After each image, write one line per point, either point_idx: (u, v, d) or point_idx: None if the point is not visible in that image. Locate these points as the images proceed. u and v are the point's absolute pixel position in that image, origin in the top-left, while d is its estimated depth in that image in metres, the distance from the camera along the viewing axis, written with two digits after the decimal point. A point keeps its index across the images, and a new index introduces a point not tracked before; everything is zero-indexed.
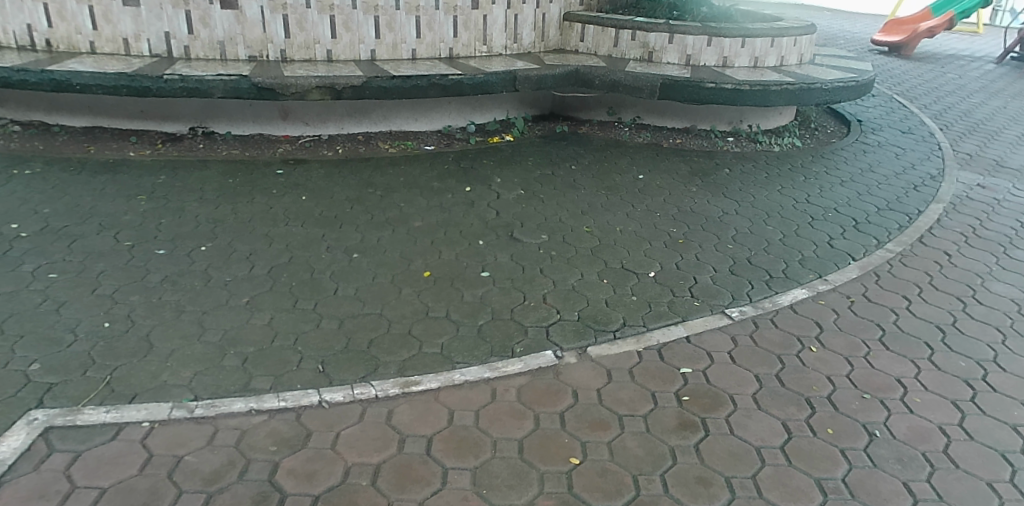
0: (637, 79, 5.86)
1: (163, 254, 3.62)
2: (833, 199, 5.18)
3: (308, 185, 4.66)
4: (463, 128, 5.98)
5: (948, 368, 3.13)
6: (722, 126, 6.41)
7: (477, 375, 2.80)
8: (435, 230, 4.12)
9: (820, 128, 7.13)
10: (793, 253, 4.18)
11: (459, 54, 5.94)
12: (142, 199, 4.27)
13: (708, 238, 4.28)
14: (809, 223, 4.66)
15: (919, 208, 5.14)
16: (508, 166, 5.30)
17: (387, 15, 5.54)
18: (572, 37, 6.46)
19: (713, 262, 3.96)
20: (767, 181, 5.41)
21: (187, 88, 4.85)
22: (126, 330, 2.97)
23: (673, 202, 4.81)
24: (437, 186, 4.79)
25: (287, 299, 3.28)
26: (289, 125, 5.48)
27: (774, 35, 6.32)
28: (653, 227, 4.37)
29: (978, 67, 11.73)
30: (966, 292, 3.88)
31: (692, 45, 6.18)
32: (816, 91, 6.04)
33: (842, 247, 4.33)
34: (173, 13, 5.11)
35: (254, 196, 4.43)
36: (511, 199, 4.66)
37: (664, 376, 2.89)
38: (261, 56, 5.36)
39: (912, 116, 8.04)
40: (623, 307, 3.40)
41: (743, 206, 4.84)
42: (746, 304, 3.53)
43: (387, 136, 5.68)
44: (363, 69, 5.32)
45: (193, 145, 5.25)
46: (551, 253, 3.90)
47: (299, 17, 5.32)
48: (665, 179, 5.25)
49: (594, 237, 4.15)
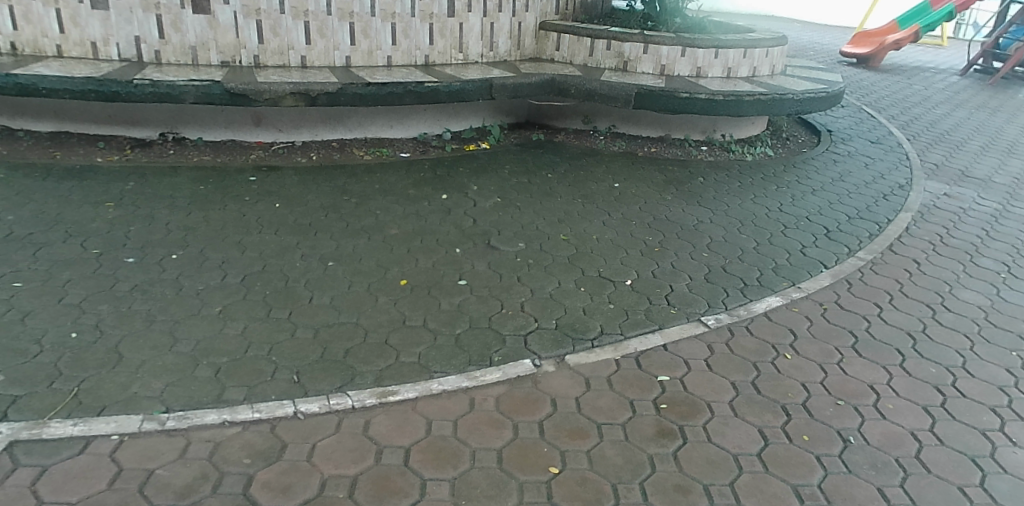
0: (612, 89, 5.90)
1: (132, 262, 3.53)
2: (804, 208, 5.27)
3: (282, 192, 4.60)
4: (438, 136, 5.97)
5: (918, 374, 3.20)
6: (696, 135, 6.50)
7: (455, 384, 2.78)
8: (411, 238, 4.09)
9: (791, 138, 7.26)
10: (767, 261, 4.24)
11: (435, 61, 5.93)
12: (110, 206, 4.17)
13: (684, 246, 4.33)
14: (782, 232, 4.74)
15: (888, 217, 5.26)
16: (484, 174, 5.30)
17: (362, 22, 5.51)
18: (548, 46, 6.50)
19: (689, 270, 3.99)
20: (740, 190, 5.49)
21: (157, 93, 4.75)
22: (94, 340, 2.88)
23: (649, 211, 4.85)
24: (414, 193, 4.77)
25: (262, 308, 3.22)
26: (262, 131, 5.41)
27: (746, 46, 6.43)
28: (630, 236, 4.40)
29: (943, 79, 12.07)
30: (935, 299, 3.97)
31: (666, 55, 6.26)
32: (787, 102, 6.16)
33: (814, 256, 4.41)
34: (143, 17, 5.02)
35: (226, 203, 4.36)
36: (488, 207, 4.65)
37: (642, 384, 2.90)
38: (234, 62, 5.29)
39: (880, 127, 8.24)
40: (601, 315, 3.41)
41: (717, 214, 4.91)
42: (722, 312, 3.57)
43: (362, 143, 5.64)
44: (338, 75, 5.28)
45: (163, 151, 5.16)
46: (528, 262, 3.90)
47: (273, 23, 5.26)
48: (641, 187, 5.30)
49: (572, 245, 4.16)
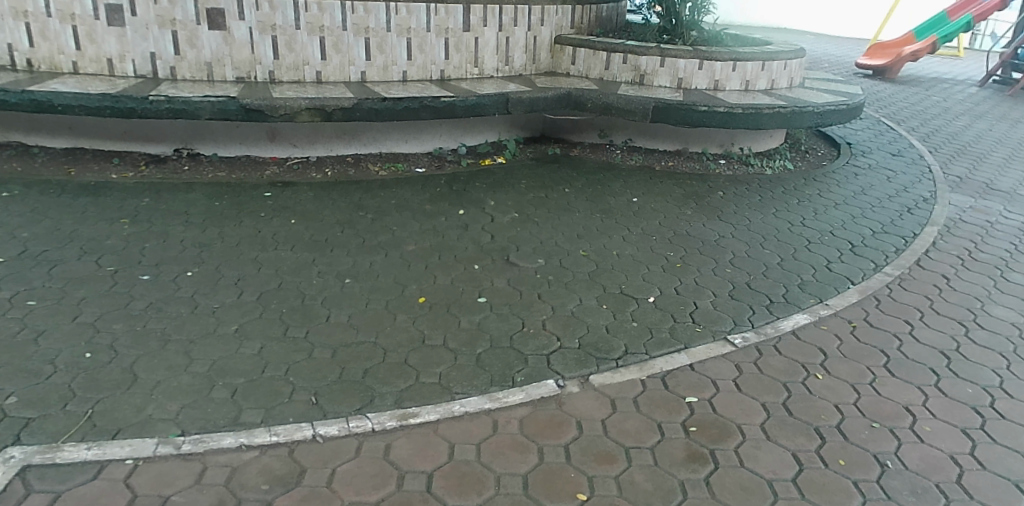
0: (629, 102, 5.85)
1: (147, 280, 3.49)
2: (828, 222, 5.18)
3: (298, 208, 4.56)
4: (454, 150, 5.94)
5: (955, 395, 3.08)
6: (713, 149, 6.45)
7: (477, 406, 2.70)
8: (429, 254, 4.03)
9: (810, 151, 7.17)
10: (793, 278, 4.13)
11: (450, 76, 5.91)
12: (126, 222, 4.14)
13: (706, 261, 4.23)
14: (806, 247, 4.64)
15: (914, 231, 5.16)
16: (502, 188, 5.24)
17: (378, 37, 5.51)
18: (564, 60, 6.47)
19: (713, 287, 3.89)
20: (761, 204, 5.40)
21: (173, 109, 4.72)
22: (108, 361, 2.83)
23: (669, 225, 4.77)
24: (430, 209, 4.72)
25: (278, 327, 3.16)
26: (277, 146, 5.41)
27: (764, 59, 6.39)
28: (651, 251, 4.31)
29: (961, 91, 11.98)
30: (967, 316, 3.86)
31: (684, 69, 6.22)
32: (807, 115, 6.09)
33: (840, 271, 4.31)
34: (159, 33, 5.03)
35: (242, 219, 4.32)
36: (505, 222, 4.59)
37: (669, 405, 2.80)
38: (249, 77, 5.28)
39: (899, 139, 8.15)
40: (624, 334, 3.31)
41: (739, 229, 4.81)
42: (748, 330, 3.47)
43: (378, 158, 5.62)
44: (353, 90, 5.26)
45: (178, 167, 5.16)
46: (548, 278, 3.82)
47: (288, 38, 5.26)
48: (661, 202, 5.22)
49: (591, 261, 4.08)
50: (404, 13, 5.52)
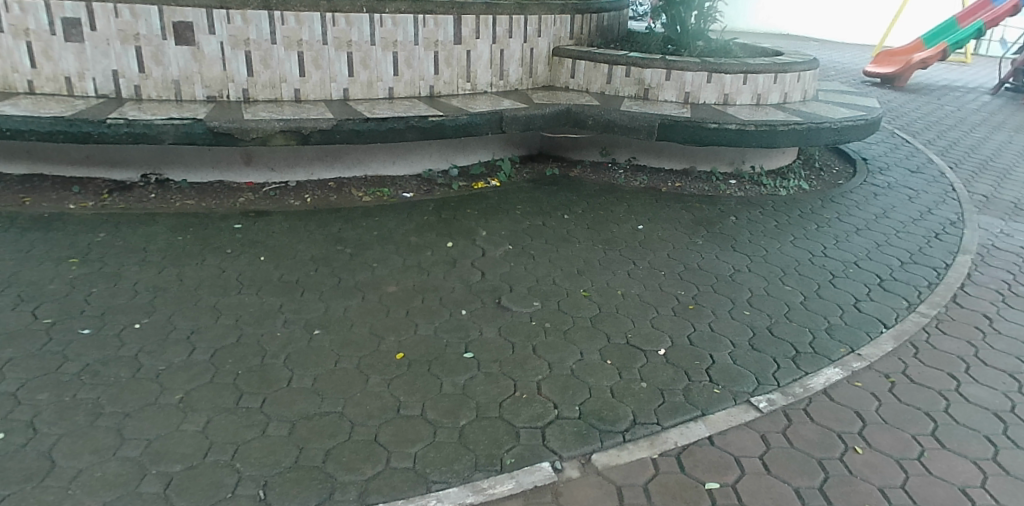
0: (633, 119, 5.42)
1: (87, 335, 3.06)
2: (851, 251, 4.74)
3: (269, 242, 4.13)
4: (444, 172, 5.51)
5: (1018, 472, 2.64)
6: (723, 168, 6.03)
7: (457, 500, 2.26)
8: (412, 296, 3.59)
9: (825, 168, 6.74)
10: (818, 321, 3.69)
11: (441, 92, 5.50)
12: (74, 262, 3.71)
13: (721, 301, 3.79)
14: (830, 282, 4.20)
15: (945, 261, 4.72)
16: (495, 215, 4.81)
17: (361, 52, 5.09)
18: (562, 74, 6.06)
19: (730, 334, 3.45)
20: (778, 230, 4.96)
21: (133, 133, 4.30)
22: (23, 444, 2.40)
23: (679, 258, 4.33)
24: (415, 241, 4.29)
25: (229, 395, 2.72)
26: (253, 171, 4.99)
27: (777, 71, 5.96)
28: (659, 290, 3.87)
29: (974, 99, 11.56)
30: (1018, 367, 3.41)
31: (691, 82, 5.79)
32: (824, 131, 5.66)
33: (870, 312, 3.87)
34: (121, 49, 4.61)
35: (205, 256, 3.89)
36: (498, 256, 4.15)
37: (686, 495, 2.36)
38: (221, 97, 4.87)
39: (917, 154, 7.71)
40: (632, 398, 2.87)
41: (755, 261, 4.37)
42: (774, 391, 3.03)
43: (362, 182, 5.20)
44: (334, 110, 4.84)
45: (144, 194, 4.74)
46: (545, 326, 3.38)
47: (263, 53, 4.84)
48: (668, 229, 4.79)
49: (593, 304, 3.64)
50: (390, 25, 5.10)
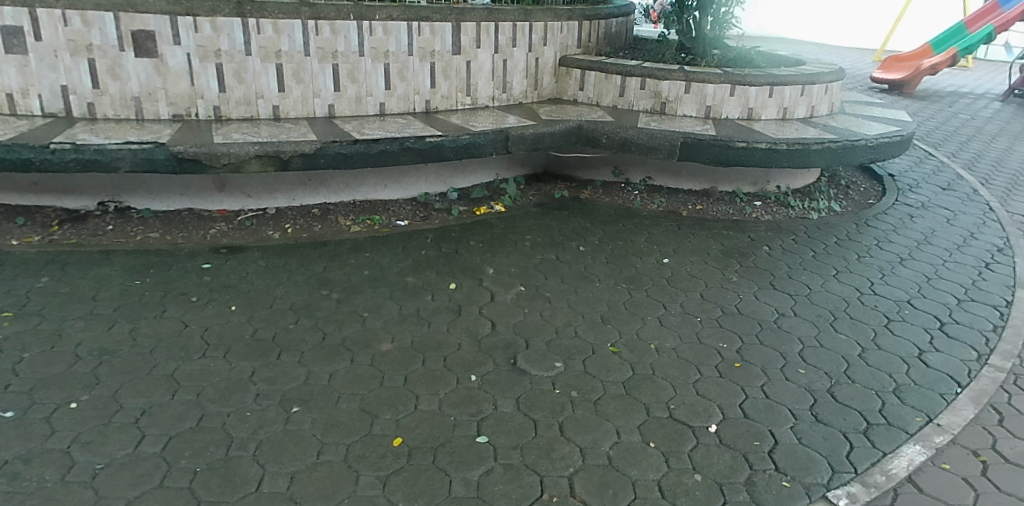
0: (652, 137, 4.89)
1: (8, 421, 2.47)
2: (901, 287, 4.22)
3: (242, 286, 3.55)
4: (442, 195, 4.95)
5: None
6: (747, 188, 5.51)
7: None
8: (411, 356, 3.03)
9: (853, 186, 6.25)
10: (885, 381, 3.16)
11: (438, 108, 4.95)
12: (6, 318, 3.12)
13: (770, 357, 3.26)
14: (886, 327, 3.67)
15: (1005, 297, 4.20)
16: (501, 248, 4.26)
17: (348, 63, 4.53)
18: (570, 85, 5.54)
19: (788, 402, 2.92)
20: (817, 262, 4.44)
21: (82, 160, 3.71)
22: None
23: (713, 299, 3.79)
24: (413, 282, 3.72)
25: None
26: (226, 197, 4.40)
27: (805, 83, 5.46)
28: (697, 342, 3.33)
29: (986, 106, 11.16)
30: None
31: (713, 95, 5.28)
32: (860, 149, 5.15)
33: (940, 366, 3.34)
34: (71, 62, 4.02)
35: (165, 307, 3.31)
36: (509, 300, 3.60)
37: None
38: (189, 115, 4.30)
39: (945, 168, 7.24)
40: (687, 497, 2.32)
41: (800, 302, 3.84)
42: (853, 481, 2.49)
43: (350, 208, 4.63)
44: (318, 130, 4.27)
45: (100, 225, 4.15)
46: (572, 395, 2.83)
47: (237, 66, 4.28)
48: (697, 263, 4.25)
49: (624, 363, 3.09)
50: (381, 33, 4.55)
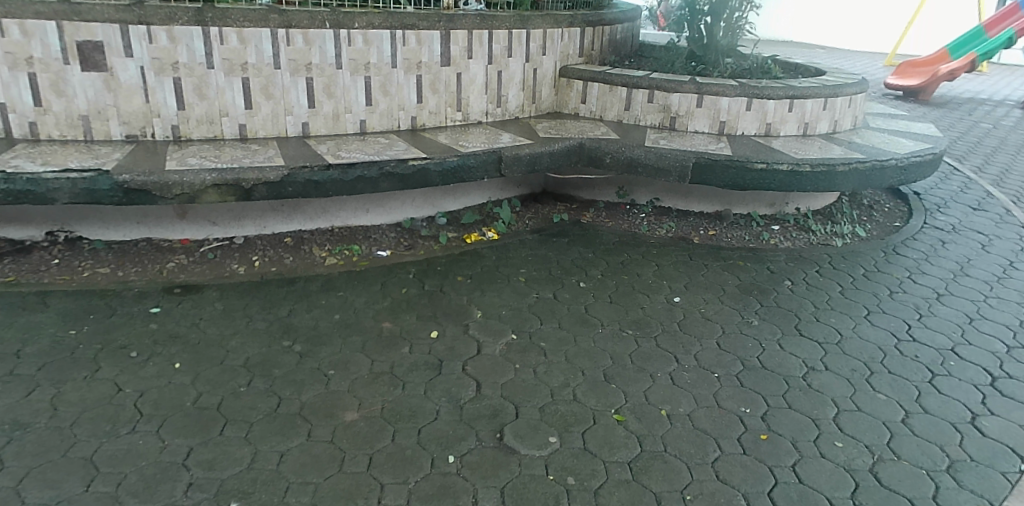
0: (661, 158, 4.42)
1: None
2: (941, 330, 3.75)
3: (193, 337, 3.10)
4: (429, 220, 4.50)
5: None
6: (763, 210, 5.04)
7: None
8: (379, 429, 2.58)
9: (877, 207, 5.77)
10: (936, 456, 2.69)
11: (425, 124, 4.50)
12: None
13: (801, 426, 2.79)
14: (931, 383, 3.20)
15: None
16: (492, 285, 3.80)
17: (324, 77, 4.08)
18: (571, 98, 5.09)
19: (826, 489, 2.45)
20: (846, 300, 3.97)
21: (13, 192, 3.26)
22: None
23: (733, 349, 3.33)
24: (389, 330, 3.27)
25: None
26: (188, 226, 3.95)
27: (827, 95, 4.99)
28: (716, 407, 2.86)
29: (1008, 114, 10.66)
30: None
31: (728, 109, 4.81)
32: (890, 170, 4.67)
33: (998, 434, 2.86)
34: (10, 77, 3.56)
35: (99, 366, 2.85)
36: (497, 353, 3.14)
37: None
38: (144, 136, 3.85)
39: (972, 185, 6.76)
40: None
41: (830, 352, 3.38)
42: None
43: (326, 237, 4.17)
44: (287, 153, 3.82)
45: (45, 259, 3.70)
46: (568, 484, 2.36)
47: (197, 81, 3.83)
48: (712, 302, 3.79)
49: (631, 436, 2.63)
50: (360, 43, 4.10)
